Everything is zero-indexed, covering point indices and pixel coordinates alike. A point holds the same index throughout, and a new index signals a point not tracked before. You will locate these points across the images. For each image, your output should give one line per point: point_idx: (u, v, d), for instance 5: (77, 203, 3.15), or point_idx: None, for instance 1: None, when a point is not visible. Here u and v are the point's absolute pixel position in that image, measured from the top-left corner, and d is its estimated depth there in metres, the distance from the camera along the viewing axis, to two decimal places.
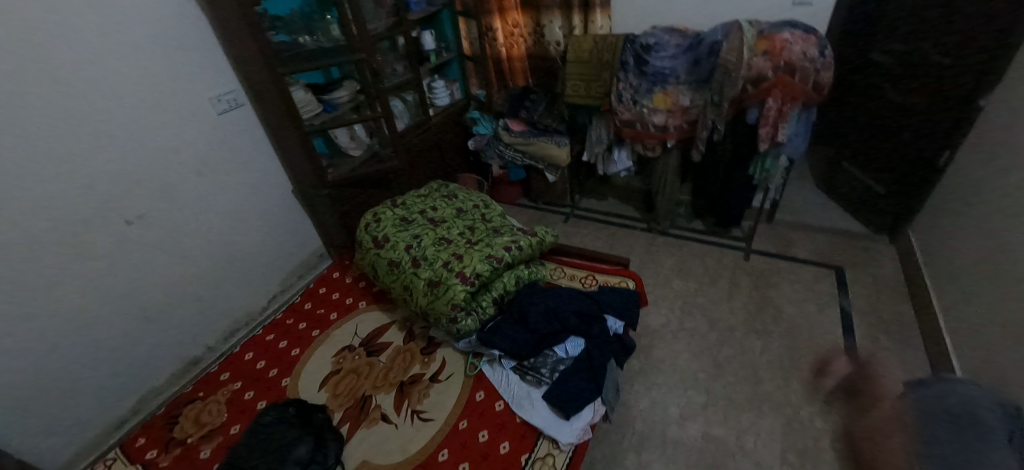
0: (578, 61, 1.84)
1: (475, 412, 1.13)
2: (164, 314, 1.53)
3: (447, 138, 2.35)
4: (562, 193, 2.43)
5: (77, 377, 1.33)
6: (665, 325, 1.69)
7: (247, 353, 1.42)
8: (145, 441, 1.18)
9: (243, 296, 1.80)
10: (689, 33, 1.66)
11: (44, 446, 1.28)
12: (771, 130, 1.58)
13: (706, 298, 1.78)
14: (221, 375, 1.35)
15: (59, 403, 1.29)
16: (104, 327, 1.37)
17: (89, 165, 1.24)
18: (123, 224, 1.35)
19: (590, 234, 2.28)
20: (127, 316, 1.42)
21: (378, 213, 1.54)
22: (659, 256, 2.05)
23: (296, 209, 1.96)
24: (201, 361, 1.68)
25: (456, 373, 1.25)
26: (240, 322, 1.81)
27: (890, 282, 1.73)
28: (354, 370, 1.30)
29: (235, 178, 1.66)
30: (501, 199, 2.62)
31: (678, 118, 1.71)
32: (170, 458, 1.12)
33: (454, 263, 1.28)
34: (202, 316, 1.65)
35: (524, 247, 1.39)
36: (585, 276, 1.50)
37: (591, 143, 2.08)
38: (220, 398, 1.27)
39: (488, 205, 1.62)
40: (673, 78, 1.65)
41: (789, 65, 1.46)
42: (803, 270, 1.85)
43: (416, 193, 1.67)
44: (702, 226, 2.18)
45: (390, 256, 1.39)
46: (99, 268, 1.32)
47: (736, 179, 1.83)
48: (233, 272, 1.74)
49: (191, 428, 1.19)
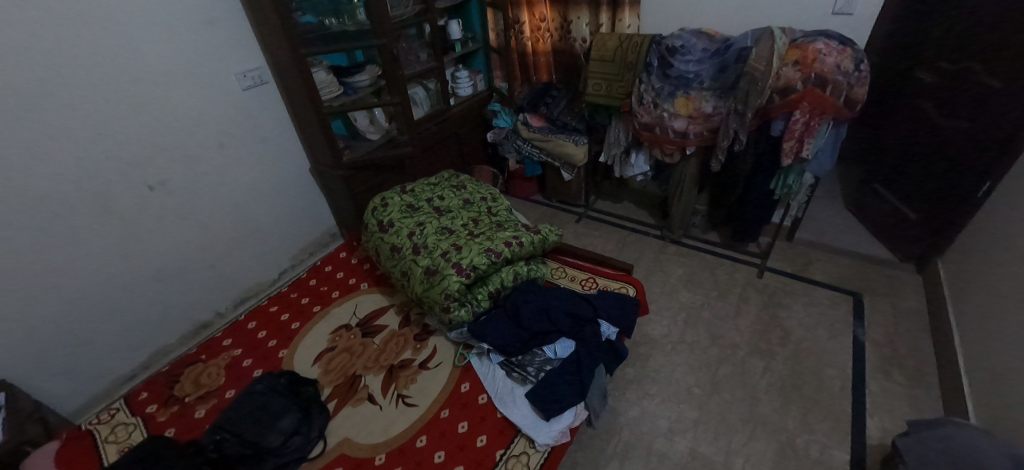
0: (602, 60, 1.81)
1: (458, 402, 1.14)
2: (179, 278, 1.60)
3: (466, 129, 2.36)
4: (577, 192, 2.40)
5: (94, 329, 1.41)
6: (665, 335, 1.65)
7: (250, 322, 1.47)
8: (147, 395, 1.24)
9: (255, 267, 1.87)
10: (718, 37, 1.60)
11: (60, 389, 1.37)
12: (795, 144, 1.50)
13: (711, 313, 1.73)
14: (224, 341, 1.41)
15: (76, 352, 1.38)
16: (122, 285, 1.45)
17: (117, 130, 1.31)
18: (145, 189, 1.43)
19: (601, 236, 2.25)
20: (144, 277, 1.50)
21: (386, 198, 1.56)
22: (668, 265, 2.00)
23: (312, 188, 2.01)
24: (211, 325, 1.76)
25: (445, 362, 1.26)
26: (250, 292, 1.88)
27: (912, 315, 1.64)
28: (348, 349, 1.34)
29: (255, 153, 1.72)
30: (516, 194, 2.62)
31: (700, 124, 1.65)
32: (168, 414, 1.18)
33: (452, 253, 1.28)
34: (215, 283, 1.72)
35: (526, 243, 1.38)
36: (585, 279, 1.47)
37: (609, 144, 2.04)
38: (220, 363, 1.32)
39: (496, 198, 1.62)
40: (697, 83, 1.60)
41: (820, 77, 1.39)
42: (818, 293, 1.77)
43: (426, 181, 1.68)
44: (717, 238, 2.11)
45: (393, 241, 1.40)
46: (121, 229, 1.40)
47: (756, 193, 1.76)
48: (247, 244, 1.80)
49: (190, 388, 1.25)
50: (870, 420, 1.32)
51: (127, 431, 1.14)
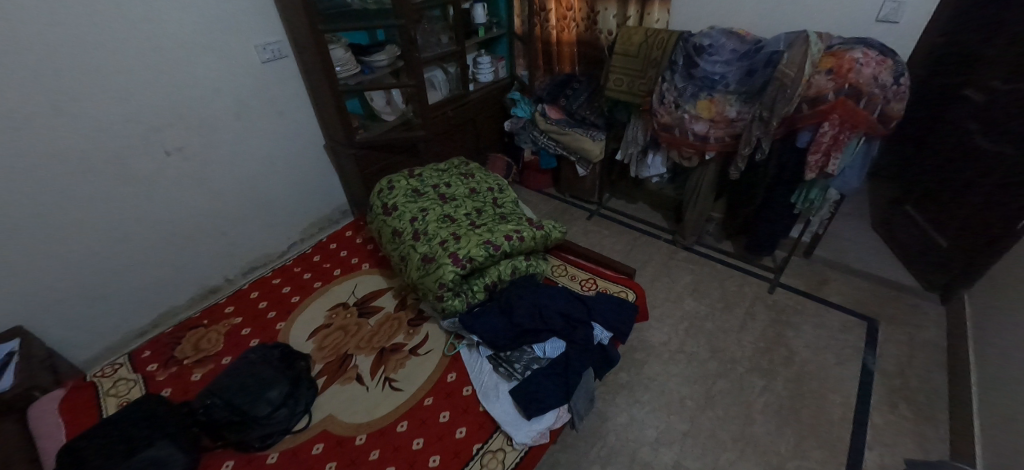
0: (625, 54, 1.74)
1: (443, 391, 1.14)
2: (191, 243, 1.65)
3: (483, 116, 2.34)
4: (590, 189, 2.35)
5: (108, 285, 1.47)
6: (665, 343, 1.62)
7: (252, 292, 1.51)
8: (149, 354, 1.29)
9: (265, 238, 1.90)
10: (750, 39, 1.52)
11: (74, 339, 1.44)
12: (821, 158, 1.43)
13: (715, 325, 1.68)
14: (226, 308, 1.44)
15: (89, 304, 1.45)
16: (135, 245, 1.50)
17: (137, 95, 1.34)
18: (162, 154, 1.46)
19: (610, 236, 2.21)
20: (157, 240, 1.55)
21: (392, 181, 1.56)
22: (676, 271, 1.95)
23: (324, 164, 2.02)
24: (220, 290, 1.81)
25: (435, 350, 1.27)
26: (259, 261, 1.92)
27: (929, 348, 1.55)
28: (343, 327, 1.36)
29: (271, 126, 1.74)
30: (530, 185, 2.59)
31: (721, 129, 1.57)
32: (166, 374, 1.22)
33: (450, 243, 1.27)
34: (225, 250, 1.77)
35: (527, 238, 1.36)
36: (586, 279, 1.45)
37: (626, 143, 1.99)
38: (220, 329, 1.36)
39: (503, 190, 1.60)
40: (723, 86, 1.52)
41: (855, 88, 1.30)
42: (831, 315, 1.69)
43: (436, 167, 1.67)
44: (730, 248, 2.04)
45: (395, 225, 1.41)
46: (137, 191, 1.44)
47: (775, 206, 1.69)
48: (258, 214, 1.83)
49: (190, 351, 1.29)
50: (869, 453, 1.27)
51: (128, 387, 1.19)
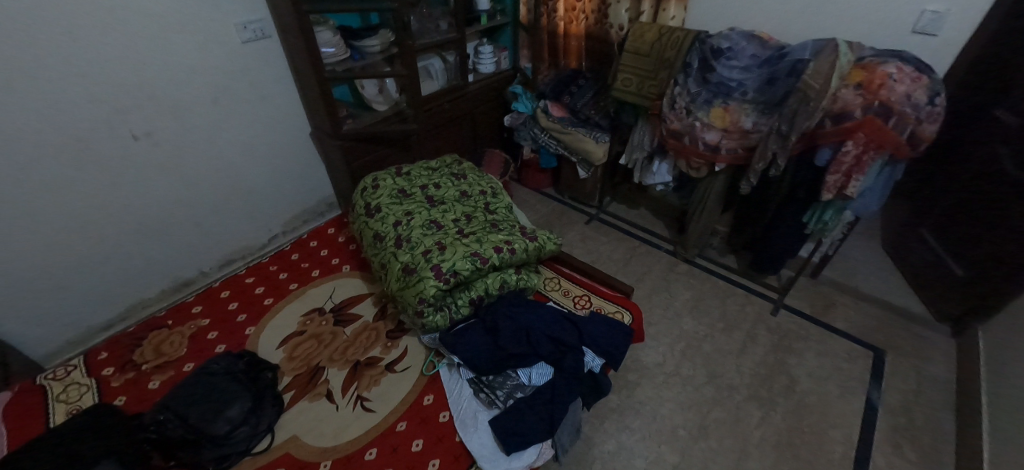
0: (635, 52, 1.62)
1: (418, 416, 1.06)
2: (162, 233, 1.54)
3: (482, 110, 2.23)
4: (591, 192, 2.25)
5: (68, 276, 1.38)
6: (659, 365, 1.53)
7: (224, 291, 1.41)
8: (107, 356, 1.19)
9: (244, 229, 1.80)
10: (772, 44, 1.40)
11: (30, 332, 1.35)
12: (840, 178, 1.32)
13: (714, 347, 1.59)
14: (194, 307, 1.35)
15: (47, 296, 1.35)
16: (99, 236, 1.40)
17: (100, 74, 1.22)
18: (129, 138, 1.35)
19: (608, 243, 2.11)
20: (123, 229, 1.44)
21: (377, 179, 1.45)
22: (675, 285, 1.86)
23: (311, 154, 1.91)
24: (193, 283, 1.72)
25: (413, 367, 1.18)
26: (237, 254, 1.82)
27: (937, 384, 1.47)
28: (317, 336, 1.27)
29: (252, 112, 1.62)
30: (529, 184, 2.49)
31: (735, 140, 1.46)
32: (122, 380, 1.13)
33: (434, 254, 1.16)
34: (199, 242, 1.67)
35: (519, 251, 1.26)
36: (579, 296, 1.36)
37: (631, 147, 1.87)
38: (184, 331, 1.27)
39: (496, 194, 1.50)
40: (739, 93, 1.40)
41: (885, 106, 1.19)
42: (836, 343, 1.61)
43: (426, 165, 1.57)
44: (734, 263, 1.95)
45: (377, 228, 1.31)
46: (101, 177, 1.33)
47: (784, 225, 1.58)
48: (236, 205, 1.73)
49: (150, 355, 1.20)
50: None
51: (79, 392, 1.10)
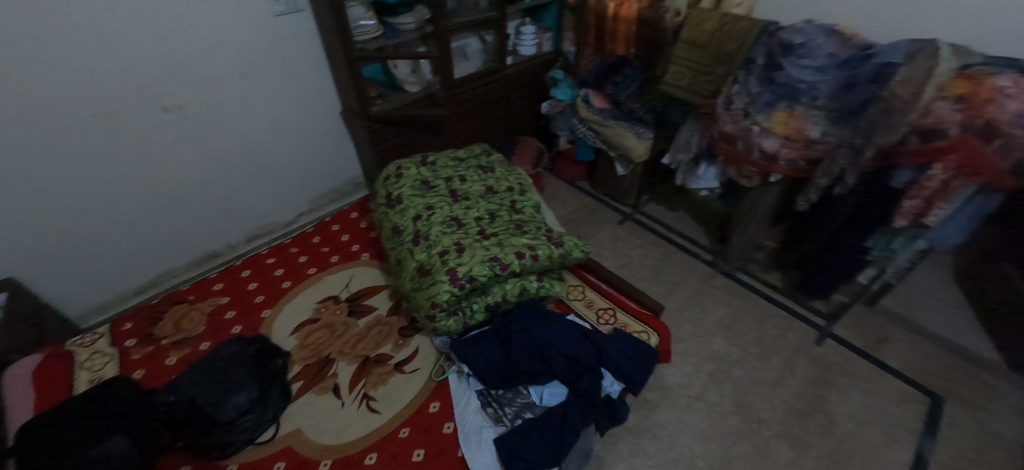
0: (691, 43, 1.46)
1: (421, 424, 1.02)
2: (191, 205, 1.57)
3: (517, 95, 2.12)
4: (627, 190, 2.12)
5: (102, 243, 1.42)
6: (683, 387, 1.43)
7: (244, 270, 1.41)
8: (130, 327, 1.23)
9: (270, 205, 1.82)
10: (855, 42, 1.21)
11: (68, 293, 1.42)
12: (920, 204, 1.14)
13: (746, 373, 1.47)
14: (215, 285, 1.36)
15: (82, 260, 1.40)
16: (130, 205, 1.43)
17: (130, 44, 1.20)
18: (160, 110, 1.34)
19: (640, 247, 1.99)
20: (153, 200, 1.47)
21: (401, 167, 1.39)
22: (709, 300, 1.73)
23: (340, 132, 1.87)
24: (221, 255, 1.76)
25: (421, 370, 1.14)
26: (264, 229, 1.85)
27: (1003, 443, 1.29)
28: (329, 326, 1.25)
29: (282, 88, 1.59)
30: (562, 176, 2.38)
31: (797, 150, 1.28)
32: (141, 354, 1.16)
33: (451, 255, 1.10)
34: (227, 215, 1.69)
35: (542, 257, 1.18)
36: (604, 309, 1.28)
37: (676, 147, 1.71)
38: (204, 308, 1.28)
39: (524, 191, 1.42)
40: (809, 98, 1.23)
41: (990, 125, 0.99)
42: (887, 384, 1.44)
43: (453, 155, 1.50)
44: (778, 281, 1.79)
45: (396, 221, 1.26)
46: (133, 147, 1.34)
47: (837, 250, 1.39)
48: (263, 181, 1.73)
49: (170, 330, 1.22)
50: None
51: (102, 362, 1.13)
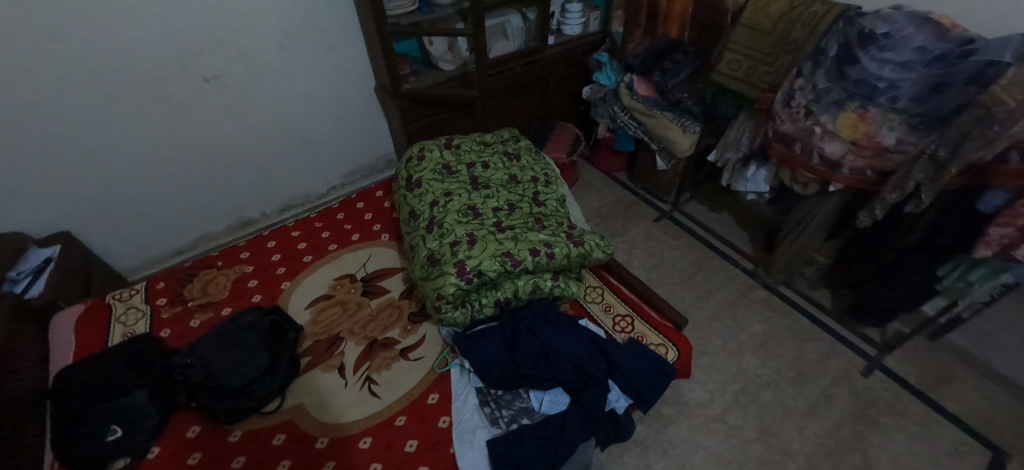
0: (753, 28, 1.30)
1: (418, 414, 1.01)
2: (229, 174, 1.63)
3: (557, 78, 2.01)
4: (667, 186, 1.99)
5: (148, 205, 1.51)
6: (702, 405, 1.33)
7: (270, 241, 1.45)
8: (163, 286, 1.29)
9: (304, 178, 1.86)
10: (955, 34, 1.00)
11: (117, 249, 1.53)
12: (1010, 234, 0.96)
13: (774, 398, 1.34)
14: (242, 253, 1.41)
15: (130, 220, 1.50)
16: (172, 171, 1.50)
17: (171, 14, 1.22)
18: (200, 80, 1.38)
19: (674, 249, 1.86)
20: (193, 167, 1.53)
21: (424, 149, 1.36)
22: (744, 313, 1.59)
23: (374, 109, 1.85)
24: (256, 223, 1.83)
25: (425, 359, 1.12)
26: (297, 201, 1.90)
27: None
28: (343, 303, 1.27)
29: (317, 62, 1.58)
30: (599, 165, 2.25)
31: (865, 159, 1.11)
32: (169, 313, 1.22)
33: (462, 247, 1.06)
34: (262, 186, 1.75)
35: (558, 256, 1.11)
36: (621, 315, 1.19)
37: (725, 144, 1.56)
38: (229, 275, 1.33)
39: (549, 183, 1.34)
40: (887, 98, 1.05)
41: None
42: (942, 430, 1.27)
43: (478, 139, 1.44)
44: (827, 300, 1.61)
45: (413, 205, 1.23)
46: (174, 115, 1.40)
47: (902, 274, 1.22)
48: (297, 154, 1.76)
49: (197, 293, 1.27)
50: None
51: (135, 317, 1.20)
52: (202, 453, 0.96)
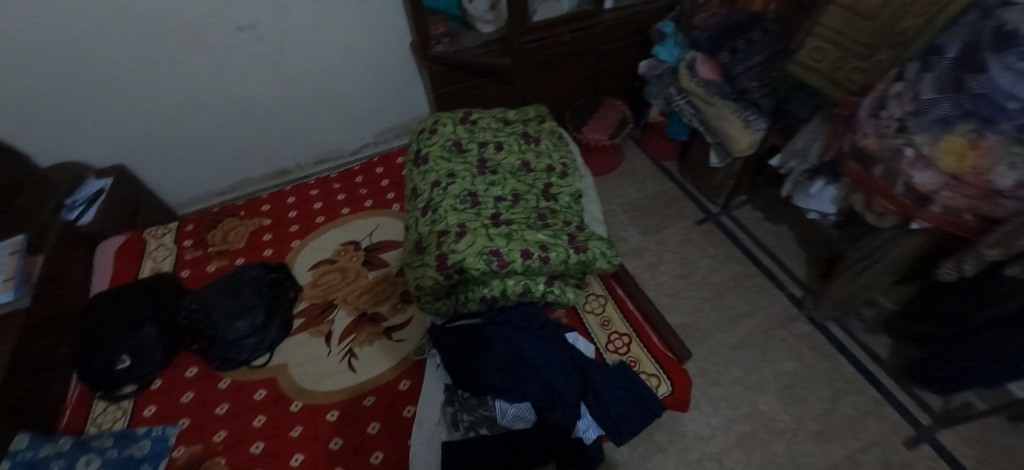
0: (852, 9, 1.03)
1: (387, 398, 1.02)
2: (265, 124, 1.68)
3: (611, 49, 1.78)
4: (718, 186, 1.75)
5: (192, 147, 1.61)
6: (700, 440, 1.22)
7: (290, 197, 1.50)
8: (191, 229, 1.40)
9: (338, 134, 1.87)
10: None
11: (166, 184, 1.67)
12: None
13: (787, 450, 1.19)
14: (263, 206, 1.47)
15: (176, 159, 1.62)
16: (212, 116, 1.56)
17: None
18: (235, 30, 1.39)
19: (711, 258, 1.65)
20: (231, 114, 1.59)
21: (439, 122, 1.29)
22: (776, 347, 1.40)
23: (410, 68, 1.78)
24: (292, 173, 1.90)
25: (407, 342, 1.12)
26: (330, 155, 1.93)
27: None
28: (343, 270, 1.29)
29: (351, 16, 1.52)
30: (648, 151, 2.02)
31: (968, 196, 0.87)
32: (192, 256, 1.32)
33: (448, 238, 1.00)
34: (296, 138, 1.79)
35: (554, 261, 1.01)
36: (619, 333, 1.09)
37: (792, 151, 1.32)
38: (248, 226, 1.40)
39: (566, 174, 1.22)
40: (1014, 125, 0.78)
41: None
42: None
43: (499, 116, 1.34)
44: (884, 349, 1.36)
45: (416, 183, 1.18)
46: (212, 63, 1.43)
47: (985, 347, 0.96)
48: (331, 108, 1.76)
49: (218, 239, 1.36)
50: None
51: (164, 255, 1.32)
52: (193, 394, 1.04)
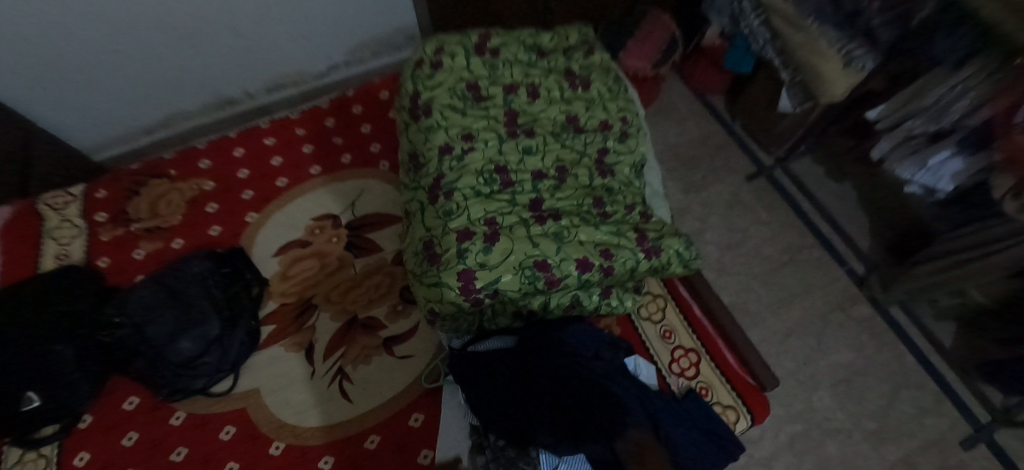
0: None
1: (394, 438, 0.80)
2: (191, 39, 1.17)
3: None
4: (779, 133, 1.42)
5: (93, 77, 1.13)
6: (747, 442, 1.10)
7: (237, 149, 1.11)
8: (105, 196, 1.04)
9: (297, 52, 1.39)
10: None
11: (69, 125, 1.22)
12: None
13: (840, 452, 1.09)
14: (202, 162, 1.09)
15: (74, 93, 1.15)
16: (111, 32, 1.05)
17: None
18: None
19: (764, 225, 1.41)
20: (138, 28, 1.07)
21: (444, 50, 0.89)
22: (834, 334, 1.24)
23: None
24: (239, 103, 1.46)
25: (414, 359, 0.88)
26: (289, 79, 1.47)
27: None
28: (320, 256, 0.98)
29: None
30: (691, 83, 1.64)
31: None
32: (110, 235, 0.99)
33: (475, 243, 0.68)
34: (240, 58, 1.31)
35: (618, 270, 0.74)
36: (685, 350, 0.89)
37: (921, 108, 0.97)
38: (183, 192, 1.05)
39: (625, 135, 0.89)
40: None
41: None
42: None
43: (528, 42, 0.95)
44: None
45: (417, 146, 0.82)
46: None
47: None
48: (286, 16, 1.26)
49: (144, 213, 1.02)
50: None
51: (71, 235, 0.98)
52: (139, 434, 0.81)
